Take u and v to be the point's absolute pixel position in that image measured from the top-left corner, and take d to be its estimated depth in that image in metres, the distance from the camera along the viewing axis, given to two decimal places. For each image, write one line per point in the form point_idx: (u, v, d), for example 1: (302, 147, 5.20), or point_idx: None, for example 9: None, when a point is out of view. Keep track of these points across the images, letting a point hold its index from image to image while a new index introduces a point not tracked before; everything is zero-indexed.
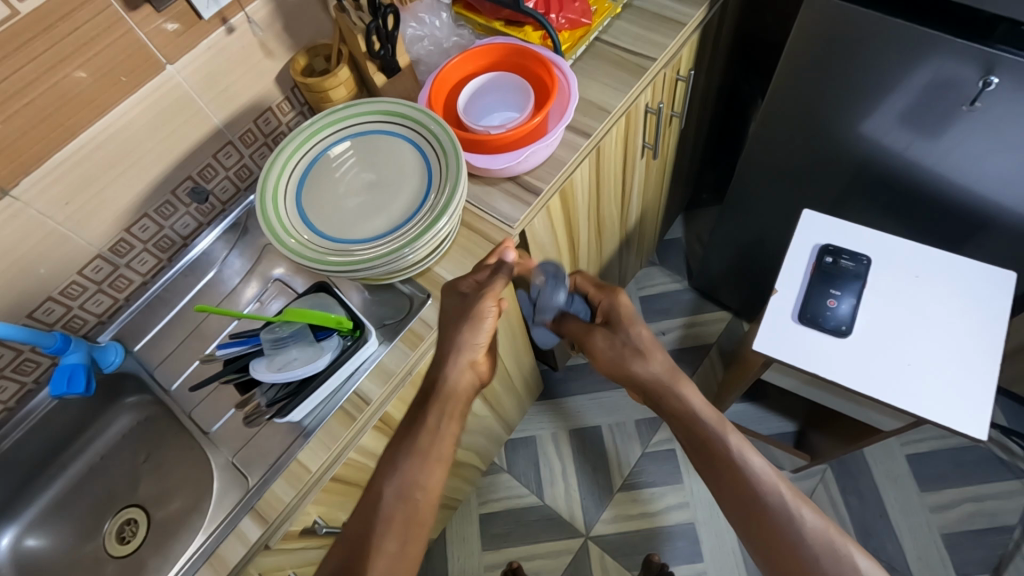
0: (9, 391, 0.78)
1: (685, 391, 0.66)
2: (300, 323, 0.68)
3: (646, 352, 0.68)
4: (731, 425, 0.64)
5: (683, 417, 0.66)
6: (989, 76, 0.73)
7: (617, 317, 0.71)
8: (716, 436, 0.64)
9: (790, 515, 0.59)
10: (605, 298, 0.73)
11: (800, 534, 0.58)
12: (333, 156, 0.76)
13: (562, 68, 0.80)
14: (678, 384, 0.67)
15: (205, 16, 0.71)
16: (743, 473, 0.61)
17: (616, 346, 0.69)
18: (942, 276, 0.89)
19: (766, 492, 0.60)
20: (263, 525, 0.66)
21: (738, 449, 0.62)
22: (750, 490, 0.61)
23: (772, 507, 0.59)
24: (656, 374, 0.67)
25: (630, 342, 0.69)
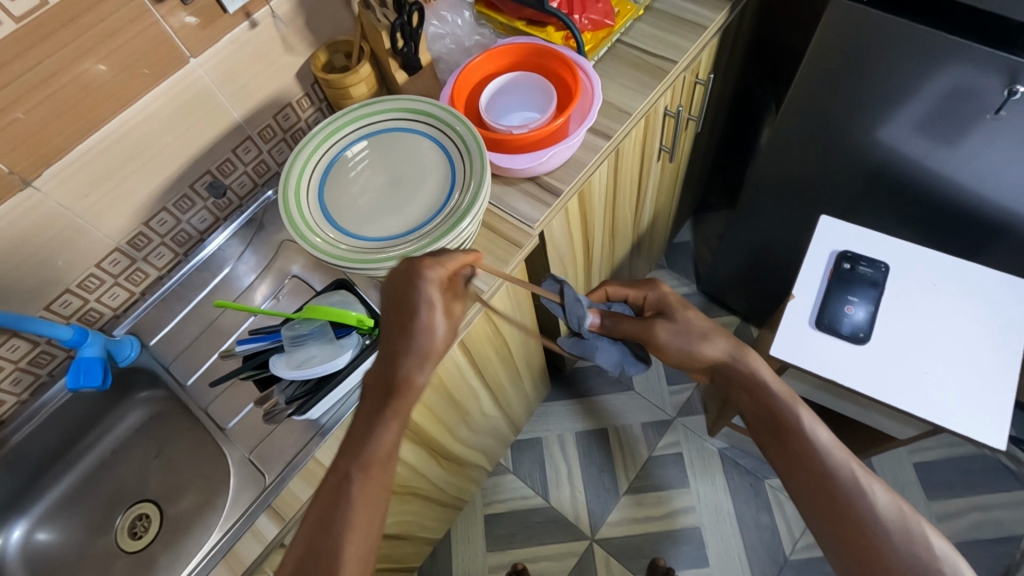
0: (22, 383, 0.77)
1: (754, 364, 0.66)
2: (319, 320, 0.68)
3: (712, 334, 0.67)
4: (800, 399, 0.63)
5: (748, 388, 0.65)
6: (1014, 85, 0.73)
7: (669, 305, 0.71)
8: (786, 409, 0.63)
9: (861, 491, 0.58)
10: (648, 293, 0.74)
11: (872, 511, 0.57)
12: (355, 154, 0.75)
13: (586, 69, 0.80)
14: (746, 357, 0.66)
15: (229, 10, 0.71)
16: (814, 447, 0.61)
17: (676, 330, 0.68)
18: (961, 285, 0.88)
19: (835, 467, 0.59)
20: (280, 523, 0.65)
21: (807, 422, 0.62)
22: (821, 465, 0.60)
23: (843, 483, 0.59)
24: (724, 351, 0.66)
25: (693, 327, 0.68)
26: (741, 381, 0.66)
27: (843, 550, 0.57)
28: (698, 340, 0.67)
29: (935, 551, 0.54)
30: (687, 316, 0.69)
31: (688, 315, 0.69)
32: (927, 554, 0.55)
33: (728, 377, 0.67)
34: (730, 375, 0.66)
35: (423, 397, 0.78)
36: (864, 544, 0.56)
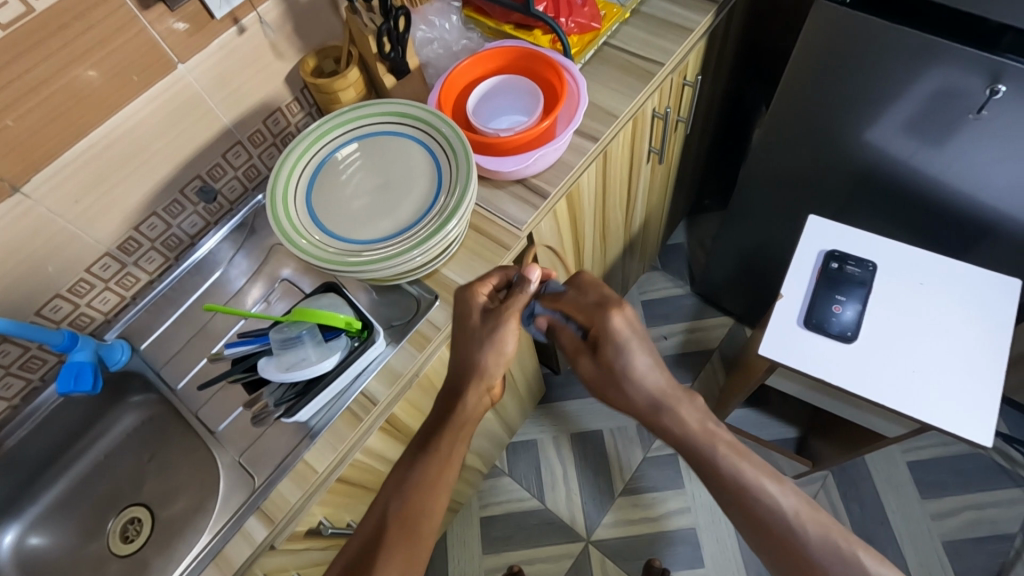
0: (14, 388, 0.78)
1: (676, 412, 0.60)
2: (309, 323, 0.68)
3: (637, 378, 0.60)
4: (722, 443, 0.59)
5: (673, 437, 0.60)
6: (996, 85, 0.74)
7: (606, 343, 0.61)
8: (712, 459, 0.58)
9: (796, 535, 0.56)
10: (594, 319, 0.62)
11: (807, 554, 0.56)
12: (342, 158, 0.76)
13: (571, 71, 0.80)
14: (670, 400, 0.60)
15: (217, 17, 0.72)
16: (747, 494, 0.57)
17: (609, 371, 0.61)
18: (949, 284, 0.89)
19: (767, 509, 0.57)
20: (269, 525, 0.66)
21: (732, 465, 0.58)
22: (755, 513, 0.57)
23: (775, 524, 0.56)
24: (649, 395, 0.60)
25: (624, 372, 0.60)
26: (668, 434, 0.60)
27: None
28: (626, 385, 0.61)
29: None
30: (620, 360, 0.60)
31: (631, 364, 0.60)
32: None
33: (652, 426, 0.61)
34: (654, 424, 0.61)
35: (422, 404, 0.80)
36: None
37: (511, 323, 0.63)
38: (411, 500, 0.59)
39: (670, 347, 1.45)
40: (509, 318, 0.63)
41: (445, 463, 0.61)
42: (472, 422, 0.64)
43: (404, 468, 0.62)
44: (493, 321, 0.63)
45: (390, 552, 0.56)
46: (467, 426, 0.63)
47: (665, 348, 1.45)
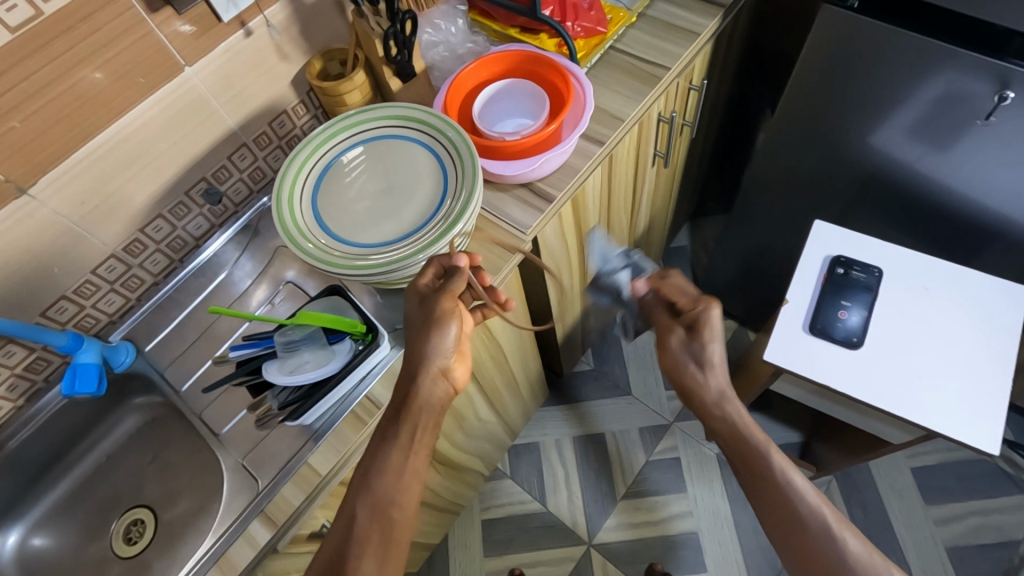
0: (19, 389, 0.78)
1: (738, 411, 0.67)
2: (312, 327, 0.68)
3: (711, 368, 0.68)
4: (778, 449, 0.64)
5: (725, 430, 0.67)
6: (1004, 91, 0.73)
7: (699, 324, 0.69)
8: (764, 456, 0.64)
9: (833, 540, 0.59)
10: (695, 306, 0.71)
11: (843, 559, 0.58)
12: (348, 161, 0.76)
13: (577, 76, 0.81)
14: (729, 401, 0.67)
15: (223, 19, 0.72)
16: (791, 497, 0.61)
17: (689, 355, 0.69)
18: (954, 289, 0.89)
19: (807, 513, 0.61)
20: (272, 528, 0.65)
21: (782, 470, 0.63)
22: (796, 513, 0.61)
23: (811, 528, 0.60)
24: (714, 390, 0.68)
25: (700, 356, 0.68)
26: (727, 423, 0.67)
27: None
28: (700, 370, 0.68)
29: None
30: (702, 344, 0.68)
31: (713, 353, 0.68)
32: None
33: (713, 416, 0.69)
34: (716, 414, 0.68)
35: None
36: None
37: (448, 307, 0.63)
38: (379, 491, 0.61)
39: None
40: (448, 300, 0.63)
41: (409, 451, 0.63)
42: (435, 410, 0.64)
43: (368, 458, 0.63)
44: (432, 305, 0.63)
45: (363, 546, 0.59)
46: (428, 414, 0.64)
47: None
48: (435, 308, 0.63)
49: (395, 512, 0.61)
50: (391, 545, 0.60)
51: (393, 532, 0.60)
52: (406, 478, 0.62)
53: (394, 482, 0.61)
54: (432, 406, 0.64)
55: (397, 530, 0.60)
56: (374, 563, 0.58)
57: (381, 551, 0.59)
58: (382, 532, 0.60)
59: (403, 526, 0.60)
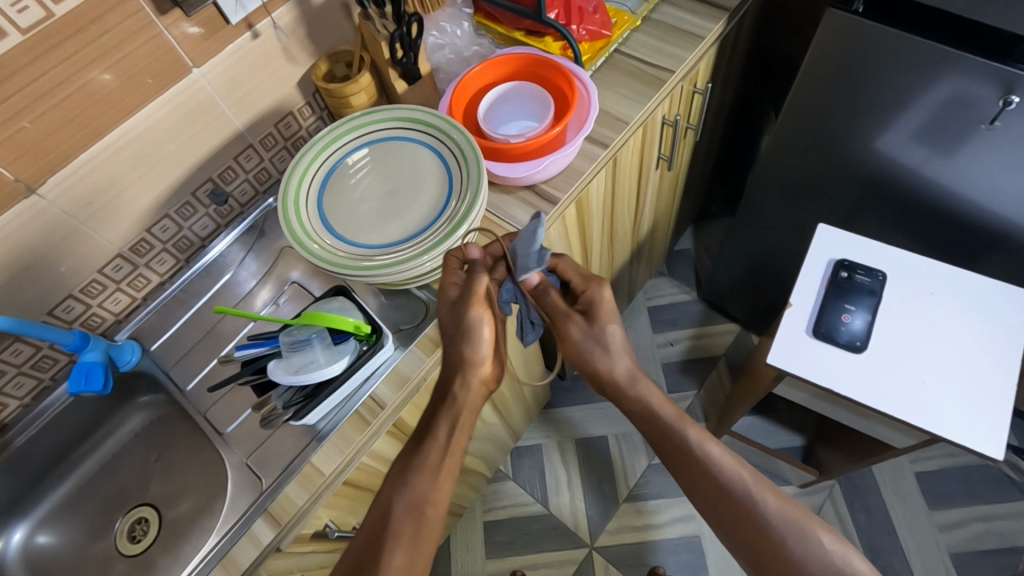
0: (25, 387, 0.79)
1: (643, 390, 0.68)
2: (318, 326, 0.67)
3: (615, 353, 0.67)
4: (691, 421, 0.68)
5: (640, 412, 0.69)
6: (1009, 95, 0.73)
7: (598, 311, 0.67)
8: (679, 430, 0.67)
9: (753, 500, 0.65)
10: (587, 288, 0.68)
11: (765, 518, 0.64)
12: (354, 163, 0.76)
13: (582, 78, 0.81)
14: (639, 382, 0.68)
15: (231, 21, 0.72)
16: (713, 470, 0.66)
17: (592, 341, 0.67)
18: (959, 294, 0.88)
19: (729, 483, 0.66)
20: (275, 527, 0.66)
21: (699, 443, 0.66)
22: (718, 483, 0.66)
23: (735, 491, 0.65)
24: (620, 374, 0.68)
25: (604, 341, 0.67)
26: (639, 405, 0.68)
27: (751, 556, 0.65)
28: (604, 356, 0.67)
29: (825, 549, 0.62)
30: (608, 329, 0.67)
31: (617, 333, 0.67)
32: (821, 552, 0.62)
33: (626, 397, 0.69)
34: (627, 395, 0.69)
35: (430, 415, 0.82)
36: (764, 549, 0.64)
37: (478, 312, 0.62)
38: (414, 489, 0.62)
39: (675, 353, 1.44)
40: (476, 307, 0.62)
41: (446, 448, 0.65)
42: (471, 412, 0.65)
43: (407, 456, 0.65)
44: (460, 314, 0.63)
45: (397, 542, 0.60)
46: (465, 415, 0.65)
47: (672, 354, 1.44)
48: (465, 318, 0.62)
49: (427, 509, 0.62)
50: (421, 539, 0.61)
51: (424, 528, 0.61)
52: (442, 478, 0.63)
53: (431, 481, 0.63)
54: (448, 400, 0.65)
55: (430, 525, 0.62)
56: (405, 557, 0.59)
57: (412, 543, 0.61)
58: (414, 527, 0.61)
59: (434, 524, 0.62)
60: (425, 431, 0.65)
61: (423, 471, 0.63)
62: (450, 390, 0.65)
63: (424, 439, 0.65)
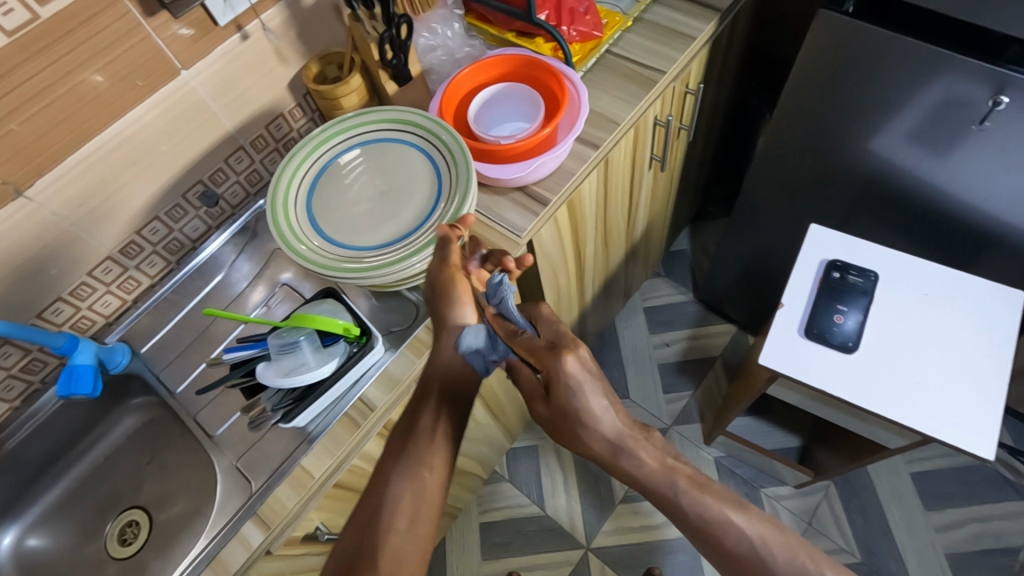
0: (16, 390, 0.79)
1: (630, 459, 0.57)
2: (308, 328, 0.68)
3: (589, 425, 0.57)
4: (686, 482, 0.57)
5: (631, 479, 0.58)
6: (1000, 96, 0.73)
7: (558, 388, 0.56)
8: (674, 498, 0.57)
9: (762, 561, 0.56)
10: (547, 364, 0.57)
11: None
12: (343, 164, 0.76)
13: (573, 79, 0.81)
14: (629, 448, 0.57)
15: (221, 23, 0.72)
16: (721, 532, 0.56)
17: (558, 416, 0.58)
18: (952, 294, 0.88)
19: (738, 550, 0.56)
20: (266, 531, 0.65)
21: (702, 512, 0.56)
22: (724, 546, 0.57)
23: (748, 558, 0.56)
24: (602, 445, 0.58)
25: (573, 417, 0.57)
26: (630, 475, 0.58)
27: None
28: (578, 429, 0.57)
29: None
30: (578, 405, 0.56)
31: (587, 407, 0.56)
32: None
33: (614, 468, 0.59)
34: (616, 466, 0.58)
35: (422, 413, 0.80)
36: None
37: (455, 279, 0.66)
38: (411, 463, 0.59)
39: (671, 354, 1.44)
40: (452, 274, 0.66)
41: (439, 415, 0.63)
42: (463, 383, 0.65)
43: (402, 431, 0.63)
44: (440, 280, 0.66)
45: (397, 504, 0.58)
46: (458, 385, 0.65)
47: (668, 355, 1.44)
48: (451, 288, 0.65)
49: (426, 474, 0.59)
50: (423, 507, 0.58)
51: (423, 494, 0.59)
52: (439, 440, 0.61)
53: (427, 448, 0.61)
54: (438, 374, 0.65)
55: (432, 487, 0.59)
56: (406, 519, 0.57)
57: (413, 507, 0.58)
58: (415, 492, 0.59)
59: (435, 486, 0.59)
60: (417, 406, 0.64)
61: (417, 438, 0.62)
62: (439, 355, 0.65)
63: (417, 414, 0.64)
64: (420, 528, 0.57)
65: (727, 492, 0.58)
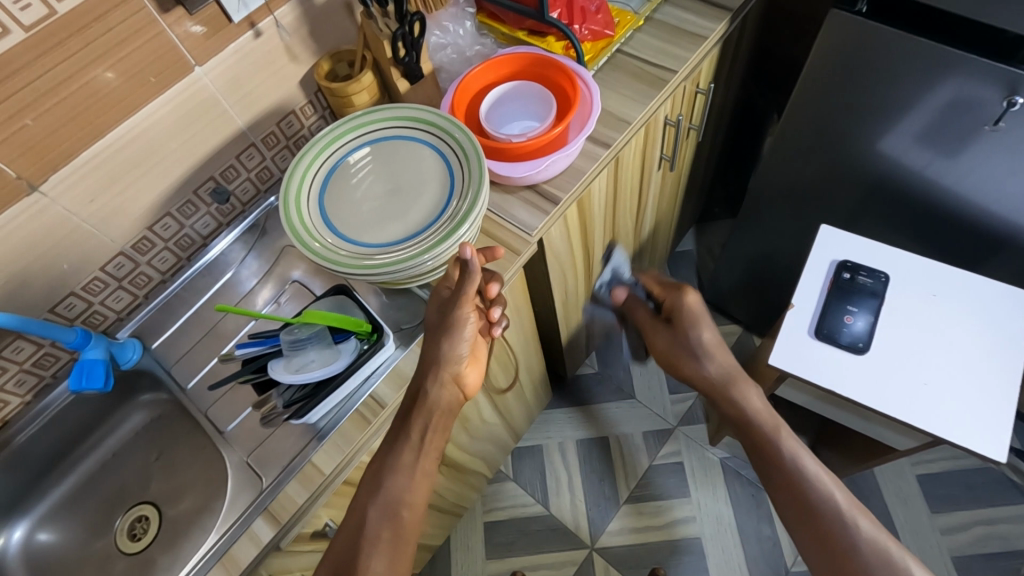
0: (26, 385, 0.79)
1: (740, 393, 0.80)
2: (319, 325, 0.69)
3: (708, 353, 0.82)
4: (784, 429, 0.76)
5: (732, 412, 0.80)
6: (1013, 97, 0.73)
7: (683, 315, 0.84)
8: (772, 437, 0.75)
9: (836, 513, 0.69)
10: (671, 295, 0.87)
11: (853, 539, 0.67)
12: (355, 162, 0.76)
13: (584, 78, 0.81)
14: (738, 385, 0.80)
15: (234, 20, 0.72)
16: (802, 478, 0.72)
17: (678, 345, 0.84)
18: (961, 297, 0.88)
19: (814, 493, 0.71)
20: (276, 526, 0.66)
21: (793, 452, 0.73)
22: (807, 493, 0.71)
23: (824, 509, 0.69)
24: (715, 376, 0.82)
25: (696, 342, 0.82)
26: (734, 407, 0.80)
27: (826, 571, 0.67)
28: (697, 360, 0.82)
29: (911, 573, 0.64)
30: (699, 334, 0.82)
31: (705, 338, 0.82)
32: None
33: (723, 400, 0.81)
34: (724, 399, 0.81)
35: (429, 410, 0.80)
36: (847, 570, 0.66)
37: (463, 313, 0.67)
38: (392, 493, 0.66)
39: None
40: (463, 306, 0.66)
41: (420, 450, 0.69)
42: (443, 414, 0.69)
43: (383, 453, 0.68)
44: (449, 309, 0.68)
45: (375, 542, 0.63)
46: (437, 417, 0.69)
47: None
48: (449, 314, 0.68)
49: (403, 512, 0.66)
50: (400, 542, 0.64)
51: (401, 529, 0.65)
52: (416, 478, 0.67)
53: (406, 484, 0.67)
54: (413, 401, 0.68)
55: (407, 527, 0.65)
56: (385, 560, 0.63)
57: (391, 548, 0.64)
58: (392, 531, 0.65)
59: (411, 523, 0.66)
60: (397, 433, 0.69)
61: (398, 472, 0.67)
62: (425, 391, 0.68)
63: (397, 443, 0.68)
64: (397, 565, 0.63)
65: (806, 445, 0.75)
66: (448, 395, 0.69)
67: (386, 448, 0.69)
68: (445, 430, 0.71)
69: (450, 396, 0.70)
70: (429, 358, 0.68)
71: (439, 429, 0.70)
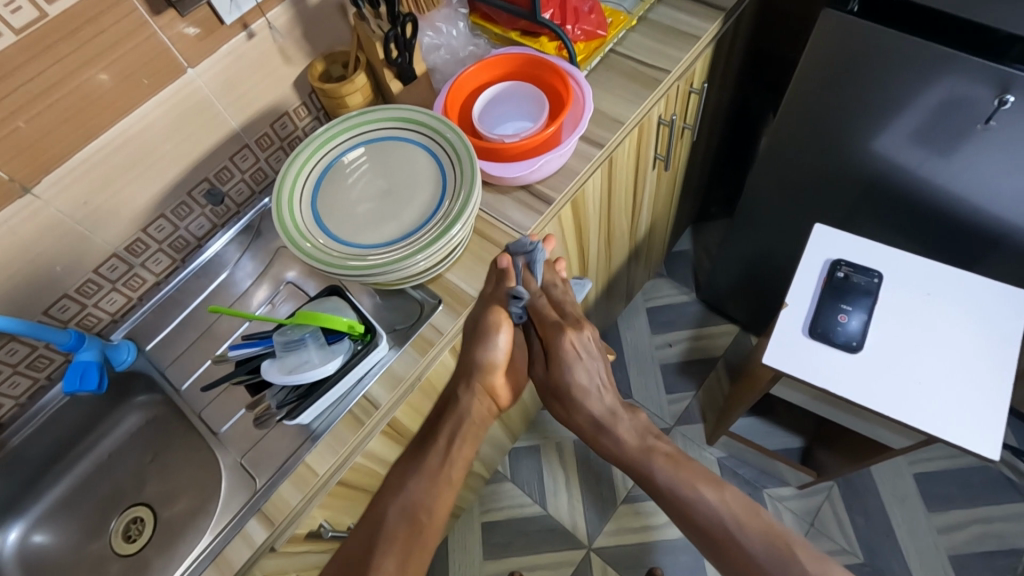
0: (21, 387, 0.79)
1: (619, 428, 0.70)
2: (312, 326, 0.68)
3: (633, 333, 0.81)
4: (660, 459, 0.67)
5: (615, 455, 0.70)
6: (1005, 95, 0.73)
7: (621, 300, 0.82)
8: (650, 473, 0.67)
9: (733, 537, 0.63)
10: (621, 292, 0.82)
11: (748, 554, 0.63)
12: (348, 162, 0.76)
13: (576, 79, 0.81)
14: (613, 423, 0.70)
15: (226, 21, 0.72)
16: (695, 513, 0.65)
17: (559, 385, 0.71)
18: (954, 296, 0.88)
19: (709, 522, 0.64)
20: (269, 527, 0.66)
21: (669, 485, 0.66)
22: (699, 521, 0.65)
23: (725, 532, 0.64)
24: (606, 408, 0.71)
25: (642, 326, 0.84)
26: (612, 452, 0.70)
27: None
28: (574, 398, 0.71)
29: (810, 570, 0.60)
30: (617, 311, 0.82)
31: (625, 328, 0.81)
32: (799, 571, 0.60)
33: (598, 444, 0.72)
34: (600, 442, 0.72)
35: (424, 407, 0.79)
36: None
37: (497, 319, 0.67)
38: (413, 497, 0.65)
39: (673, 354, 1.44)
40: (496, 314, 0.67)
41: (446, 457, 0.69)
42: (473, 422, 0.71)
43: (409, 460, 0.69)
44: (481, 315, 0.67)
45: (389, 544, 0.62)
46: (466, 425, 0.70)
47: (670, 355, 1.44)
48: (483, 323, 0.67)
49: (422, 516, 0.64)
50: (415, 547, 0.62)
51: (418, 534, 0.63)
52: (439, 486, 0.67)
53: (427, 489, 0.66)
54: (446, 404, 0.71)
55: (425, 532, 0.64)
56: (395, 560, 0.61)
57: (403, 548, 0.62)
58: (409, 533, 0.63)
59: (430, 531, 0.64)
60: (424, 440, 0.70)
61: (421, 476, 0.67)
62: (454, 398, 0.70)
63: (426, 448, 0.69)
64: (408, 569, 0.61)
65: (702, 471, 0.67)
66: (478, 404, 0.71)
67: (414, 452, 0.70)
68: (475, 442, 0.71)
69: (482, 408, 0.71)
70: (464, 364, 0.69)
71: (469, 440, 0.70)
